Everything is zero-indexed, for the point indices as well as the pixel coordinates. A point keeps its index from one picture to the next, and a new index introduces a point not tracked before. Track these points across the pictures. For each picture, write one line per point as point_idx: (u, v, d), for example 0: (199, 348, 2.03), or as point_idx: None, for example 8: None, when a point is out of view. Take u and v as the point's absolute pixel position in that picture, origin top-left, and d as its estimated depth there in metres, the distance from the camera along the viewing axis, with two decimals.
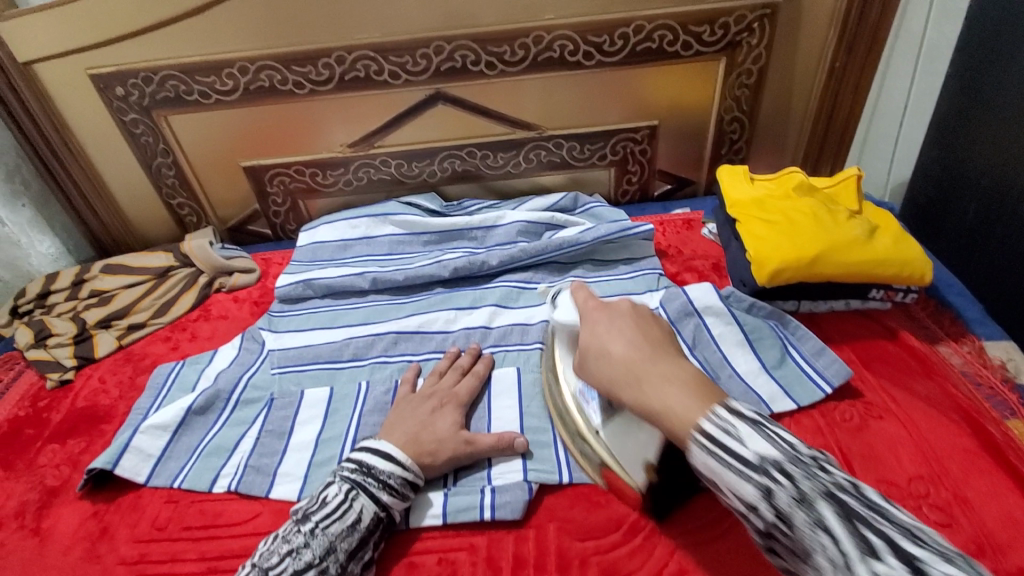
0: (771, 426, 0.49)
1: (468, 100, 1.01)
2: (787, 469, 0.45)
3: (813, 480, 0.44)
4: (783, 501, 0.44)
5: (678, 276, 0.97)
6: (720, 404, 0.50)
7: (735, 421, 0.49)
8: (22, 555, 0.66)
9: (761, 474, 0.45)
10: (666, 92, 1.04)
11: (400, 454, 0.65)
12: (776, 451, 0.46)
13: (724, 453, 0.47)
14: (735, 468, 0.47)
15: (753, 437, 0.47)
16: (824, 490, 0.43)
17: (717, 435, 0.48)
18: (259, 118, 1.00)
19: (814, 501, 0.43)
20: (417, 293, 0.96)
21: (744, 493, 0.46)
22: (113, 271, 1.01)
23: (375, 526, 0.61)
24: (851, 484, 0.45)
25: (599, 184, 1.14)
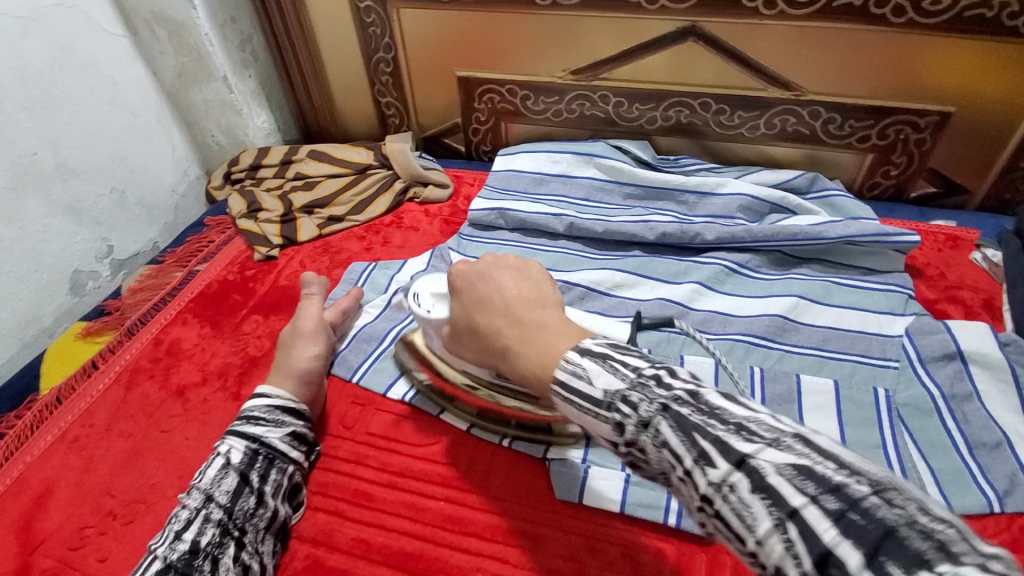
0: (618, 355, 0.40)
1: (725, 42, 0.86)
2: (629, 397, 0.37)
3: (650, 400, 0.36)
4: (629, 431, 0.37)
5: (936, 305, 0.78)
6: (572, 348, 0.42)
7: (583, 361, 0.40)
8: (223, 415, 0.70)
9: (608, 411, 0.38)
10: (982, 74, 0.81)
11: (264, 389, 0.64)
12: (618, 380, 0.38)
13: (576, 397, 0.40)
14: (589, 411, 0.39)
15: (599, 372, 0.39)
16: (661, 405, 0.36)
17: (565, 380, 0.41)
18: (487, 26, 0.93)
19: (652, 422, 0.36)
20: (613, 250, 0.87)
21: (603, 432, 0.39)
22: (318, 158, 1.03)
23: (252, 460, 0.58)
24: (691, 390, 0.36)
25: (842, 170, 0.96)
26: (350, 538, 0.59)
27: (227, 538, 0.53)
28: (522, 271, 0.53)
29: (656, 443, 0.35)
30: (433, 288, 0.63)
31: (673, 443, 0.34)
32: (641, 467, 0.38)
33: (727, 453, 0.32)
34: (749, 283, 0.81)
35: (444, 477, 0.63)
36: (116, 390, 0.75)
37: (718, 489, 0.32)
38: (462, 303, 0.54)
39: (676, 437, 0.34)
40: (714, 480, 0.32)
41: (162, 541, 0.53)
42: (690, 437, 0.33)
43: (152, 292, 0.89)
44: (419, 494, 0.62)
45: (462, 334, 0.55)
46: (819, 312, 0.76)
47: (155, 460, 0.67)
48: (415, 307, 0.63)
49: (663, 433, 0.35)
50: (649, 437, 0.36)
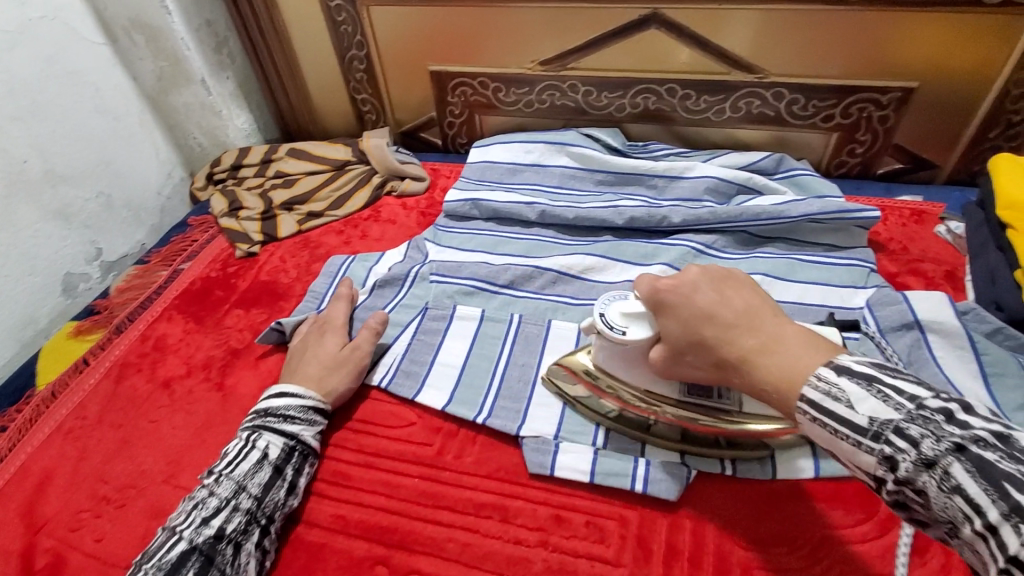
0: (888, 378, 0.39)
1: (688, 27, 0.88)
2: (905, 429, 0.36)
3: (938, 438, 0.34)
4: (905, 467, 0.35)
5: (898, 277, 0.80)
6: (823, 363, 0.41)
7: (842, 382, 0.39)
8: (207, 405, 0.73)
9: (874, 441, 0.37)
10: (937, 48, 0.83)
11: (296, 389, 0.66)
12: (890, 410, 0.37)
13: (831, 419, 0.39)
14: (847, 436, 0.38)
15: (863, 397, 0.38)
16: (955, 445, 0.34)
17: (818, 400, 0.40)
18: (455, 20, 0.95)
19: (940, 462, 0.34)
20: (585, 236, 0.90)
21: (864, 462, 0.38)
22: (298, 156, 1.05)
23: (288, 456, 0.61)
24: (999, 434, 0.33)
25: (810, 150, 0.97)
26: (329, 515, 0.62)
27: (254, 526, 0.56)
28: (730, 281, 0.50)
29: (944, 485, 0.33)
30: (626, 308, 0.55)
31: (971, 490, 0.32)
32: (914, 504, 0.36)
33: None
34: (716, 263, 0.83)
35: (419, 456, 0.65)
36: (105, 386, 0.77)
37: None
38: (679, 317, 0.50)
39: (975, 484, 0.32)
40: None
41: (187, 524, 0.54)
42: (997, 486, 0.31)
43: (139, 291, 0.92)
44: (394, 472, 0.64)
45: (682, 352, 0.51)
46: (782, 288, 0.78)
47: (144, 449, 0.69)
48: (609, 330, 0.54)
49: (957, 478, 0.33)
50: (935, 479, 0.34)
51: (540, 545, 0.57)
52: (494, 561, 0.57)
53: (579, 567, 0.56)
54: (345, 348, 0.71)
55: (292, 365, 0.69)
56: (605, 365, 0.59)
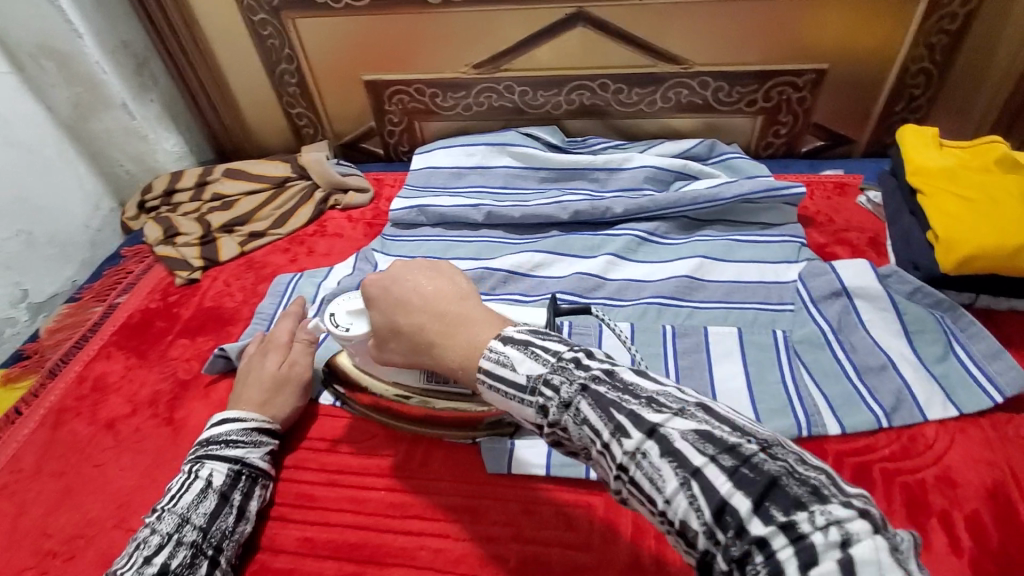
0: (540, 341, 0.42)
1: (613, 23, 0.90)
2: (552, 380, 0.39)
3: (570, 380, 0.39)
4: (553, 412, 0.39)
5: (827, 248, 0.85)
6: (494, 336, 0.44)
7: (506, 348, 0.42)
8: (156, 441, 0.70)
9: (532, 395, 0.40)
10: (845, 30, 0.89)
11: (237, 414, 0.64)
12: (540, 365, 0.40)
13: (502, 385, 0.41)
14: (513, 396, 0.41)
15: (521, 359, 0.41)
16: (581, 386, 0.38)
17: (491, 368, 0.42)
18: (385, 29, 0.94)
19: (573, 402, 0.38)
20: (532, 233, 0.91)
21: (528, 415, 0.41)
22: (233, 176, 1.02)
23: (234, 481, 0.60)
24: (608, 368, 0.39)
25: (738, 134, 1.02)
26: (295, 539, 0.60)
27: (201, 558, 0.54)
28: (440, 271, 0.52)
29: (578, 421, 0.38)
30: (352, 306, 0.62)
31: (593, 419, 0.37)
32: (565, 442, 0.41)
33: (640, 423, 0.35)
34: (659, 249, 0.86)
35: (383, 468, 0.65)
36: (43, 432, 0.73)
37: (632, 457, 0.35)
38: (381, 310, 0.52)
39: (594, 413, 0.37)
40: (628, 450, 0.35)
41: (128, 567, 0.52)
42: (607, 412, 0.36)
43: (72, 329, 0.87)
44: (359, 488, 0.64)
45: (386, 340, 0.53)
46: (723, 268, 0.82)
47: (91, 494, 0.66)
48: (334, 328, 0.61)
49: (584, 412, 0.38)
50: (571, 415, 0.38)
51: (512, 540, 0.58)
52: (467, 564, 0.57)
53: (552, 557, 0.57)
54: (285, 369, 0.69)
55: (235, 390, 0.67)
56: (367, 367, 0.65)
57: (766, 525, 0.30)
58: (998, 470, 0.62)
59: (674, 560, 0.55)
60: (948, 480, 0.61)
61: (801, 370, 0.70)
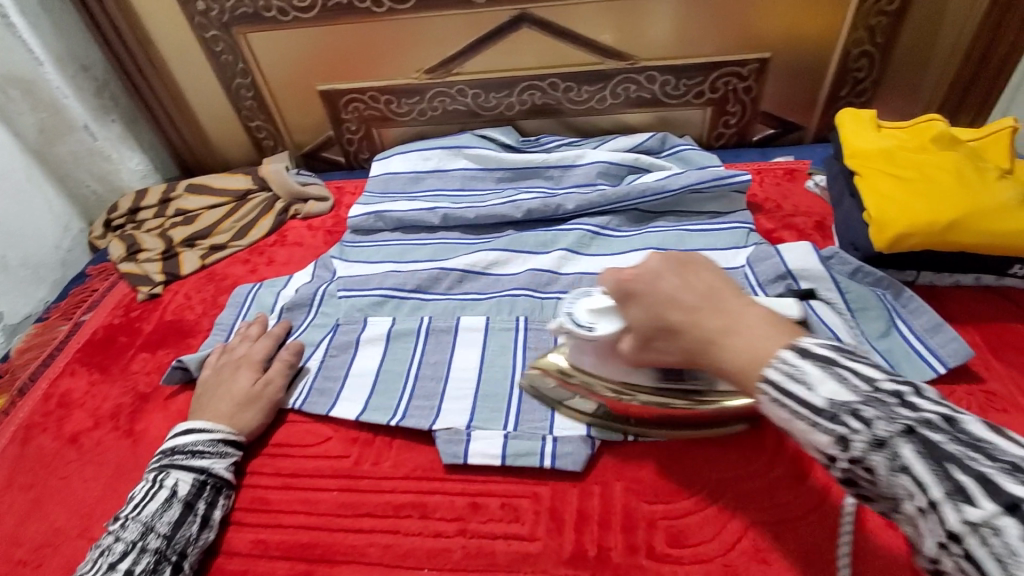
0: (846, 360, 0.40)
1: (557, 23, 0.92)
2: (862, 412, 0.38)
3: (892, 420, 0.37)
4: (858, 447, 0.38)
5: (774, 233, 0.86)
6: (787, 346, 0.42)
7: (801, 364, 0.41)
8: (117, 453, 0.71)
9: (830, 422, 0.39)
10: (784, 19, 0.90)
11: (203, 425, 0.65)
12: (847, 392, 0.39)
13: (789, 401, 0.40)
14: (805, 417, 0.40)
15: (823, 380, 0.39)
16: (905, 427, 0.36)
17: (779, 381, 0.41)
18: (334, 39, 0.96)
19: (891, 443, 0.36)
20: (488, 233, 0.92)
21: (818, 442, 0.40)
22: (196, 191, 1.04)
23: (199, 491, 0.61)
24: (945, 414, 0.36)
25: (690, 126, 1.03)
26: (248, 542, 0.62)
27: (165, 564, 0.56)
28: (692, 264, 0.50)
29: (893, 466, 0.36)
30: (596, 304, 0.57)
31: (919, 470, 0.35)
32: (862, 480, 0.39)
33: (994, 494, 0.32)
34: (611, 242, 0.87)
35: (336, 469, 0.66)
36: (10, 450, 0.74)
37: (932, 509, 0.34)
38: (645, 309, 0.50)
39: (922, 464, 0.35)
40: (971, 519, 0.32)
41: (94, 572, 0.54)
42: (944, 467, 0.34)
43: (39, 349, 0.88)
44: (313, 490, 0.65)
45: (650, 338, 0.51)
46: None
47: (56, 506, 0.67)
48: (575, 326, 0.56)
49: (906, 457, 0.36)
50: (886, 459, 0.36)
51: (459, 533, 0.60)
52: (415, 557, 0.58)
53: (496, 547, 0.58)
54: (258, 386, 0.70)
55: (201, 400, 0.69)
56: (594, 367, 0.60)
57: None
58: None
59: (615, 546, 0.57)
60: None
61: None
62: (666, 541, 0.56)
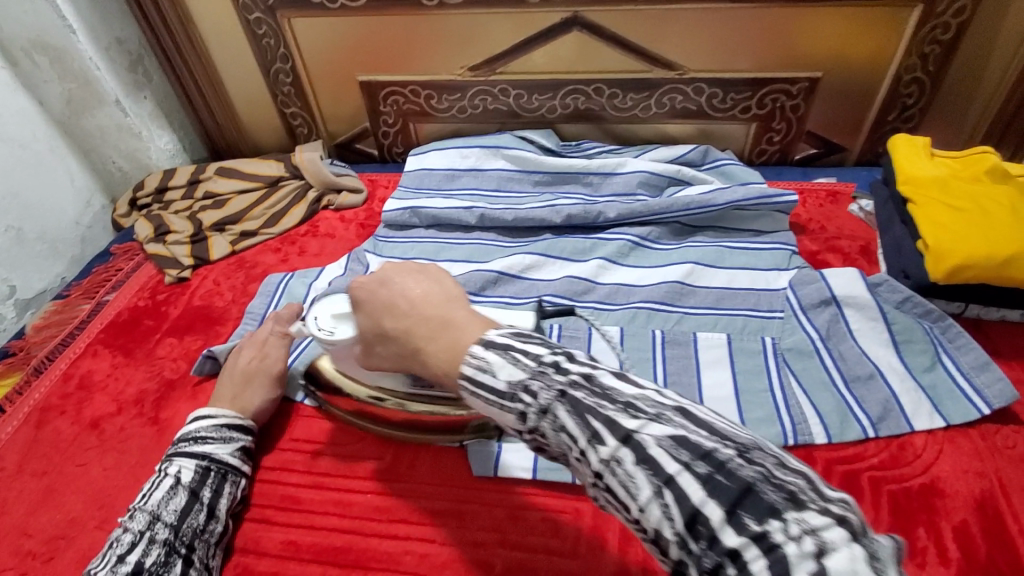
0: (522, 343, 0.39)
1: (608, 29, 0.91)
2: (530, 386, 0.38)
3: (549, 387, 0.37)
4: (531, 418, 0.38)
5: (818, 256, 0.85)
6: (478, 340, 0.40)
7: (487, 354, 0.39)
8: (142, 441, 0.69)
9: (512, 401, 0.38)
10: (839, 40, 0.89)
11: (214, 411, 0.64)
12: (519, 370, 0.38)
13: (482, 391, 0.39)
14: (493, 403, 0.39)
15: (502, 364, 0.39)
16: (560, 392, 0.37)
17: (472, 375, 0.39)
18: (380, 30, 0.94)
19: (551, 409, 0.37)
20: (525, 236, 0.91)
21: (507, 420, 0.40)
22: (226, 175, 1.02)
23: (203, 477, 0.59)
24: (586, 372, 0.37)
25: (732, 140, 1.02)
26: (279, 542, 0.60)
27: (175, 556, 0.54)
28: (427, 274, 0.48)
29: (555, 427, 0.37)
30: (335, 309, 0.60)
31: (571, 428, 0.36)
32: (546, 448, 0.40)
33: (614, 429, 0.34)
34: (651, 254, 0.86)
35: (370, 470, 0.65)
36: (29, 430, 0.72)
37: (610, 465, 0.34)
38: (366, 314, 0.49)
39: (571, 420, 0.36)
40: (603, 457, 0.35)
41: (103, 565, 0.53)
42: (585, 419, 0.36)
43: (60, 327, 0.86)
44: (346, 490, 0.63)
45: (374, 345, 0.50)
46: (713, 274, 0.82)
47: (77, 491, 0.65)
48: (315, 331, 0.59)
49: (562, 420, 0.36)
50: (550, 423, 0.37)
51: (498, 545, 0.58)
52: (452, 568, 0.57)
53: (538, 564, 0.56)
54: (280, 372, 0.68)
55: (222, 384, 0.67)
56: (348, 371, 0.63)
57: (739, 535, 0.30)
58: (986, 480, 0.62)
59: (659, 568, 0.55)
60: (935, 488, 0.61)
61: (790, 378, 0.70)
62: None
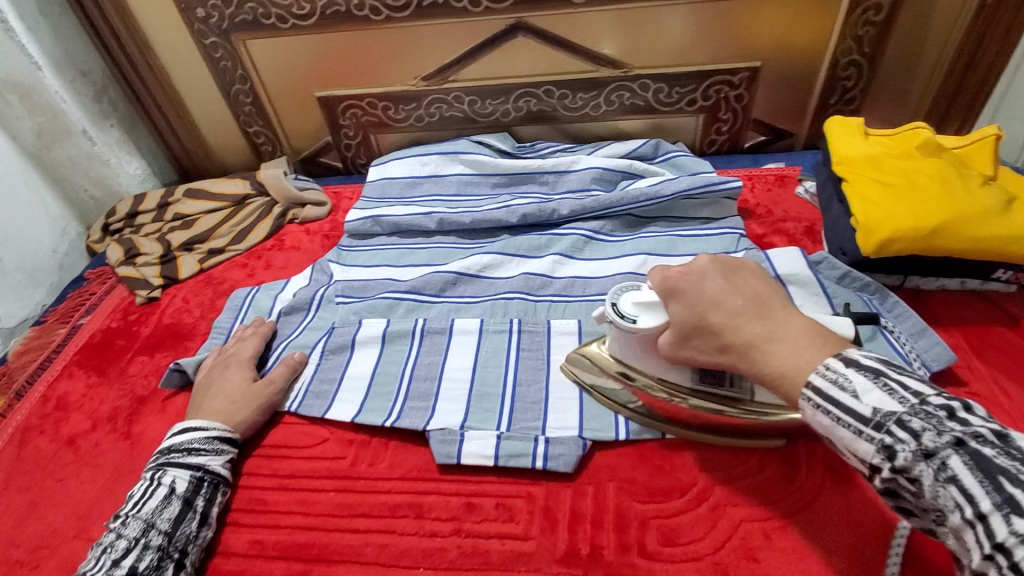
0: (892, 374, 0.43)
1: (551, 31, 0.94)
2: (907, 421, 0.40)
3: (940, 432, 0.39)
4: (902, 459, 0.40)
5: (765, 238, 0.88)
6: (834, 356, 0.46)
7: (848, 373, 0.44)
8: (114, 456, 0.71)
9: (875, 430, 0.42)
10: (774, 29, 0.92)
11: (200, 423, 0.67)
12: (893, 402, 0.42)
13: (835, 407, 0.43)
14: (850, 426, 0.43)
15: (869, 390, 0.42)
16: (955, 440, 0.38)
17: (824, 388, 0.44)
18: (333, 46, 0.97)
19: (939, 455, 0.38)
20: (484, 237, 0.94)
21: (861, 452, 0.43)
22: (194, 196, 1.05)
23: (196, 487, 0.62)
24: (995, 430, 0.38)
25: (682, 133, 1.05)
26: (245, 542, 0.62)
27: (169, 561, 0.57)
28: (741, 269, 0.54)
29: (942, 478, 0.38)
30: (639, 297, 0.57)
31: (968, 483, 0.37)
32: (905, 492, 0.42)
33: (1020, 507, 0.34)
34: (604, 246, 0.89)
35: (332, 470, 0.67)
36: (6, 453, 0.74)
37: (1018, 541, 0.34)
38: (684, 305, 0.53)
39: (971, 475, 0.37)
40: (1018, 530, 0.34)
41: (98, 569, 0.55)
42: (993, 479, 0.36)
43: (36, 353, 0.89)
44: (309, 490, 0.66)
45: (688, 336, 0.53)
46: (662, 263, 0.85)
47: (52, 508, 0.68)
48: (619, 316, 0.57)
49: (954, 469, 0.37)
50: (933, 469, 0.38)
51: (454, 533, 0.60)
52: (410, 556, 0.59)
53: (490, 546, 0.59)
54: (253, 383, 0.72)
55: (197, 400, 0.70)
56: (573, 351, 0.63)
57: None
58: None
59: (608, 545, 0.58)
60: None
61: None
62: (659, 540, 0.57)
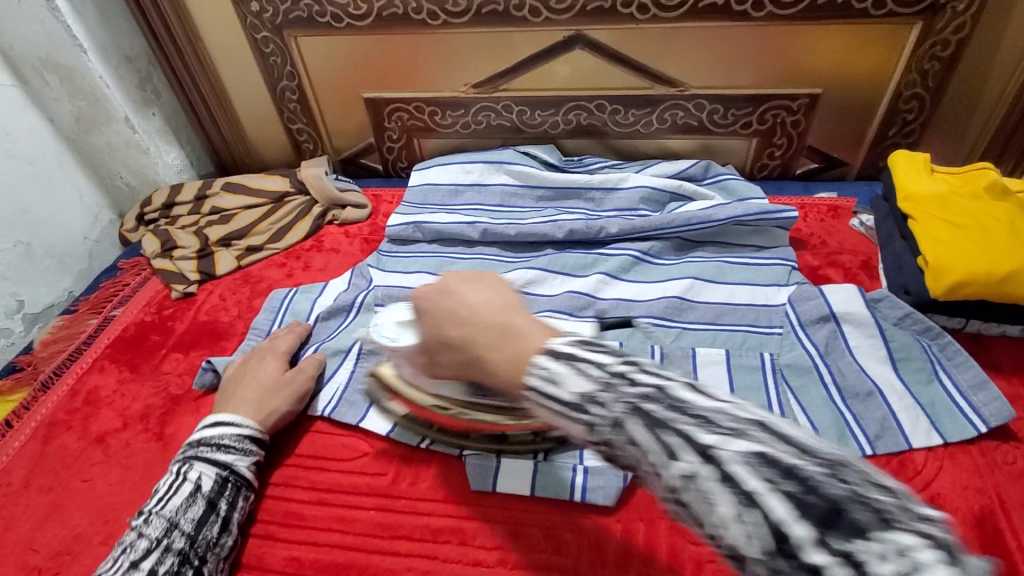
0: (587, 352, 0.36)
1: (610, 47, 0.92)
2: (600, 399, 0.33)
3: (620, 399, 0.33)
4: (599, 432, 0.34)
5: (818, 271, 0.86)
6: (540, 343, 0.38)
7: (552, 363, 0.36)
8: (146, 457, 0.69)
9: (579, 415, 0.34)
10: (839, 57, 0.90)
11: (229, 417, 0.64)
12: (585, 381, 0.34)
13: (544, 402, 0.36)
14: (558, 414, 0.35)
15: (568, 375, 0.35)
16: (633, 405, 0.33)
17: (536, 386, 0.36)
18: (385, 48, 0.96)
19: (623, 422, 0.33)
20: (527, 251, 0.91)
21: (575, 434, 0.35)
22: (233, 190, 1.03)
23: (221, 488, 0.60)
24: (659, 384, 0.33)
25: (733, 155, 1.03)
26: (282, 558, 0.60)
27: (187, 567, 0.54)
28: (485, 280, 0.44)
29: (627, 442, 0.33)
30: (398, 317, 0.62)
31: (646, 442, 0.32)
32: (612, 461, 0.35)
33: (690, 446, 0.30)
34: (652, 269, 0.86)
35: (372, 487, 0.65)
36: (34, 446, 0.73)
37: (686, 483, 0.30)
38: (427, 323, 0.44)
39: (643, 432, 0.32)
40: (677, 475, 0.30)
41: (115, 570, 0.53)
42: (658, 434, 0.31)
43: (66, 343, 0.87)
44: (348, 507, 0.64)
45: (433, 355, 0.45)
46: (712, 290, 0.82)
47: (81, 508, 0.66)
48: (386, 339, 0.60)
49: (643, 440, 0.32)
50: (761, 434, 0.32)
51: (498, 564, 0.58)
52: None
53: None
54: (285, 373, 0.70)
55: (230, 391, 0.68)
56: (412, 379, 0.59)
57: (827, 555, 0.26)
58: (986, 496, 0.62)
59: None
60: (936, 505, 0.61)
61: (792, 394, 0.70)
62: None
